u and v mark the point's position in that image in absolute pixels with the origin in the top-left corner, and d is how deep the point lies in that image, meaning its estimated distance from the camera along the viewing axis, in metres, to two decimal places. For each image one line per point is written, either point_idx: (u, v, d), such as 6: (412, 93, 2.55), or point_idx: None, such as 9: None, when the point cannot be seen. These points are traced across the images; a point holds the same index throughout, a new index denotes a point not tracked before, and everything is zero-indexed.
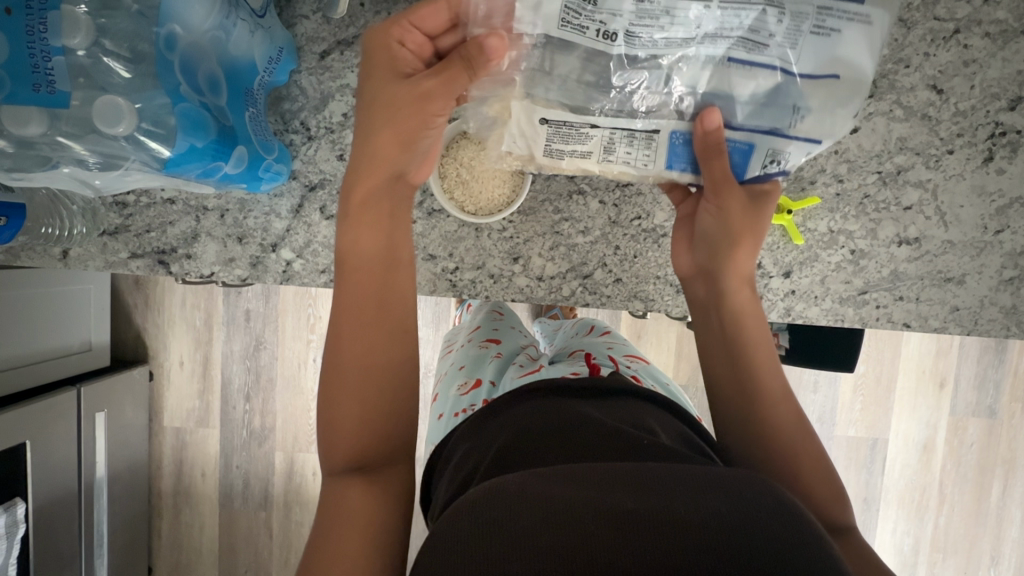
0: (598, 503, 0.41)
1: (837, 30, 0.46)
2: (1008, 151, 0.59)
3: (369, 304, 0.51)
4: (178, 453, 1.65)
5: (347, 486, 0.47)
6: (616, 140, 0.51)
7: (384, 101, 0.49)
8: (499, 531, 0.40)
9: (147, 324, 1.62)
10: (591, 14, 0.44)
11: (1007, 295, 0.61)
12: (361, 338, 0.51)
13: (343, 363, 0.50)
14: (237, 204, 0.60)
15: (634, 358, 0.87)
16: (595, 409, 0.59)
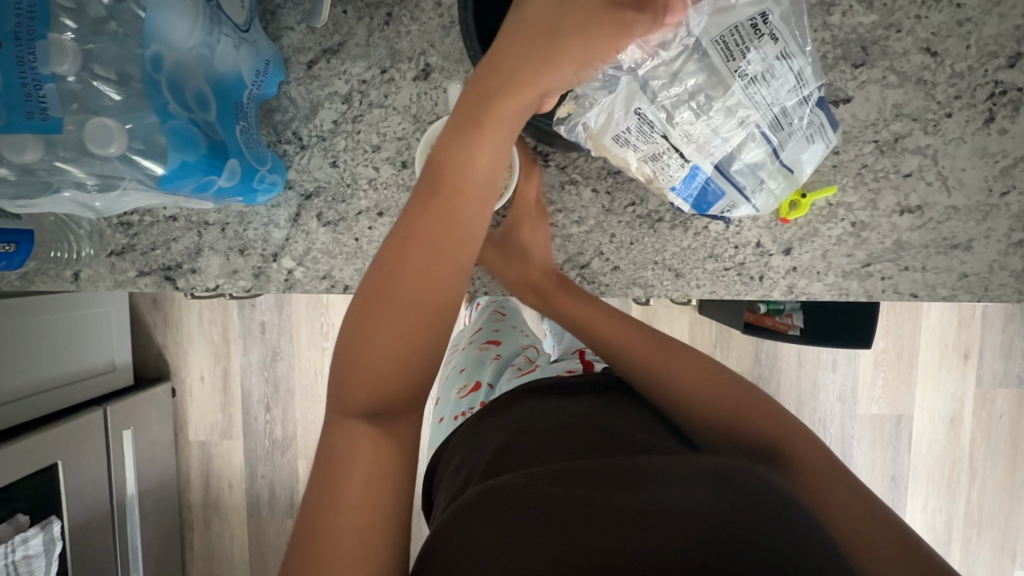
0: (593, 499, 0.41)
1: (817, 141, 0.54)
2: (1010, 110, 0.58)
3: (452, 236, 0.45)
4: (205, 465, 1.69)
5: (356, 437, 0.44)
6: (668, 153, 0.53)
7: (529, 46, 0.45)
8: (499, 534, 0.39)
9: (167, 342, 1.66)
10: (743, 48, 0.49)
11: (1018, 258, 0.59)
12: (406, 299, 0.43)
13: (378, 314, 0.43)
14: (237, 217, 0.61)
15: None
16: (588, 402, 0.59)
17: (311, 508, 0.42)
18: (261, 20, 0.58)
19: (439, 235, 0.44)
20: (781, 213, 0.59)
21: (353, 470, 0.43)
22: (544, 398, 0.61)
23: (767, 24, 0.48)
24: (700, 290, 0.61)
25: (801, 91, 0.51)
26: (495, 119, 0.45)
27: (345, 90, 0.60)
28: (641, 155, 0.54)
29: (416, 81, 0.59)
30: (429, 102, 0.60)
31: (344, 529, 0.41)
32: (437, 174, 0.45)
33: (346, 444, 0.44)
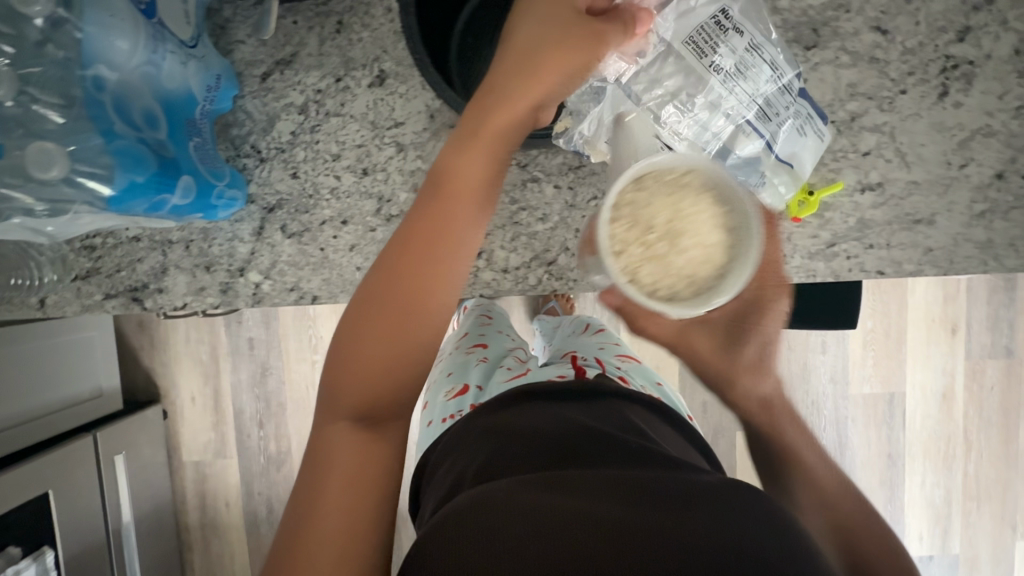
0: (592, 511, 0.41)
1: (809, 134, 0.54)
2: (964, 83, 0.58)
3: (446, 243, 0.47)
4: (201, 486, 1.68)
5: (344, 435, 0.47)
6: (662, 152, 0.54)
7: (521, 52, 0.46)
8: (493, 539, 0.40)
9: (155, 364, 1.65)
10: (713, 44, 0.50)
11: (982, 229, 0.60)
12: (398, 307, 0.46)
13: (371, 319, 0.46)
14: (201, 233, 0.61)
15: (625, 358, 0.89)
16: (585, 415, 0.60)
17: (297, 497, 0.46)
18: (212, 35, 0.58)
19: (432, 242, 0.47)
20: (792, 213, 0.58)
21: (336, 469, 0.45)
22: (536, 408, 0.62)
23: (729, 20, 0.50)
24: None
25: (780, 80, 0.52)
26: (493, 132, 0.47)
27: (301, 101, 0.60)
28: None
29: (372, 87, 0.59)
30: (385, 108, 0.60)
31: (328, 528, 0.43)
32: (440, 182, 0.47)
33: (338, 438, 0.46)
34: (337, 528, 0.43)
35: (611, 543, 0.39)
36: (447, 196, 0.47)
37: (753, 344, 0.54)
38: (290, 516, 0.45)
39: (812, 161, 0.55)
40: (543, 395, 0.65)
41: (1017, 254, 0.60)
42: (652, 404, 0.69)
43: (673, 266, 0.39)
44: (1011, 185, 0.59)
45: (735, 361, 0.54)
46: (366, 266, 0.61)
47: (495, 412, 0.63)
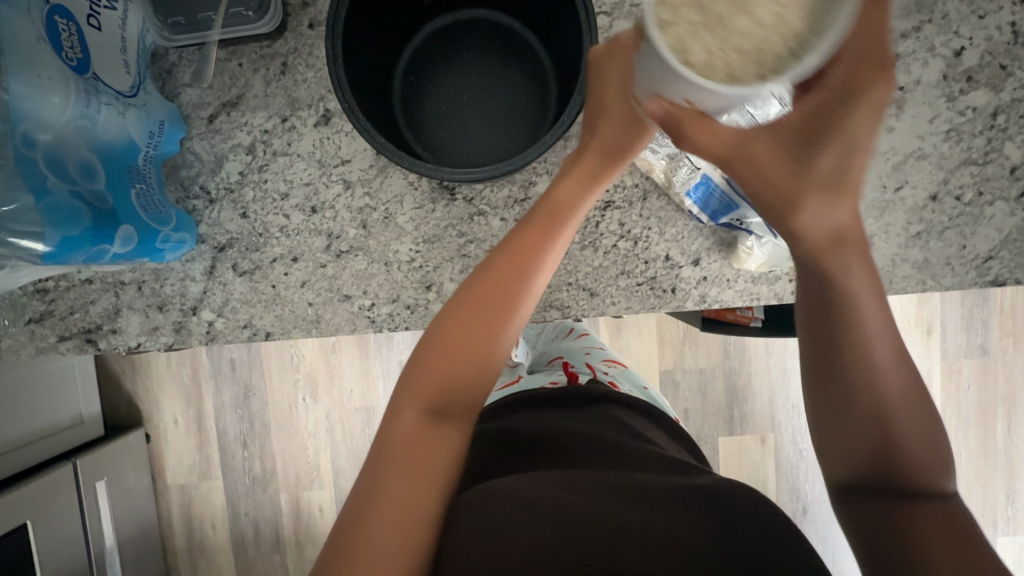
0: (603, 512, 0.50)
1: None
2: (895, 108, 0.60)
3: (525, 296, 0.52)
4: (187, 508, 1.68)
5: (423, 430, 0.50)
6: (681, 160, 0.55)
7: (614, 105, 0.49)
8: (503, 529, 0.48)
9: (137, 388, 1.64)
10: None
11: (919, 249, 0.61)
12: (484, 321, 0.51)
13: (457, 327, 0.51)
14: (152, 274, 0.62)
15: (612, 363, 0.89)
16: (583, 418, 0.66)
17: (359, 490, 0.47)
18: (158, 80, 0.59)
19: (510, 293, 0.52)
20: None
21: (398, 462, 0.48)
22: (527, 408, 0.69)
23: None
24: (615, 307, 0.62)
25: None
26: (577, 205, 0.53)
27: (248, 141, 0.61)
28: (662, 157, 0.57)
29: (318, 126, 0.60)
30: (332, 146, 0.60)
31: (383, 522, 0.45)
32: (523, 239, 0.52)
33: (411, 433, 0.49)
34: (397, 517, 0.46)
35: (616, 539, 0.48)
36: (531, 257, 0.52)
37: (835, 147, 0.34)
38: (350, 498, 0.48)
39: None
40: (540, 399, 0.70)
41: (953, 272, 0.61)
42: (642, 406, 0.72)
43: (731, 39, 0.30)
44: (944, 206, 0.60)
45: (808, 171, 0.34)
46: (317, 301, 0.62)
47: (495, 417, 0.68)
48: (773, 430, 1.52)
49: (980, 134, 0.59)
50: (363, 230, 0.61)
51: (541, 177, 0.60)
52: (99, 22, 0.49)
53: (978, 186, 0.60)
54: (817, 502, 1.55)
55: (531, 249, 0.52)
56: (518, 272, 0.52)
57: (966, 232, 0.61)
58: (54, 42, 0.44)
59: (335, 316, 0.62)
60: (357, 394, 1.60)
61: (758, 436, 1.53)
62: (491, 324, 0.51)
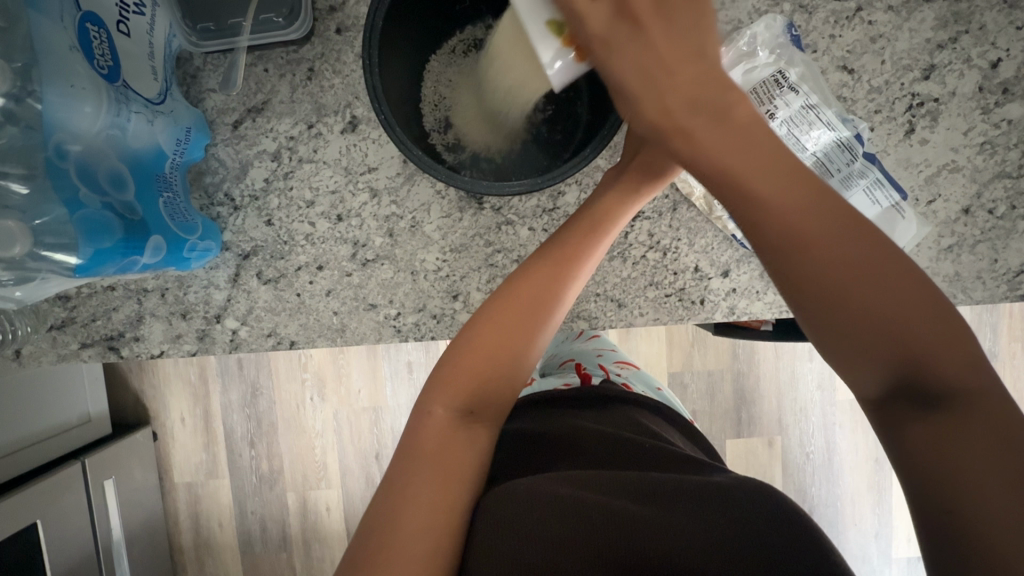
0: (622, 511, 0.45)
1: (877, 202, 0.58)
2: (929, 120, 0.59)
3: (559, 303, 0.52)
4: (193, 506, 1.68)
5: (455, 430, 0.48)
6: None
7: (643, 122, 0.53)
8: (514, 526, 0.44)
9: (144, 386, 1.64)
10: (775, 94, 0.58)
11: (949, 263, 0.61)
12: (517, 321, 0.51)
13: (485, 322, 0.51)
14: (176, 281, 0.61)
15: (624, 364, 0.89)
16: (596, 420, 0.64)
17: (386, 492, 0.45)
18: (182, 85, 0.58)
19: (542, 298, 0.51)
20: None
21: (427, 463, 0.46)
22: (542, 412, 0.66)
23: (787, 80, 0.58)
24: (643, 319, 0.62)
25: (838, 141, 0.58)
26: (614, 217, 0.54)
27: (274, 147, 0.60)
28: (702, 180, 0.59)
29: (345, 133, 0.59)
30: (359, 153, 0.60)
31: (409, 530, 0.43)
32: (560, 248, 0.52)
33: (441, 437, 0.47)
34: (424, 525, 0.43)
35: (634, 535, 0.44)
36: (574, 258, 0.52)
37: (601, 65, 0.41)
38: (373, 505, 0.45)
39: (911, 236, 0.59)
40: (553, 400, 0.68)
41: (984, 286, 0.61)
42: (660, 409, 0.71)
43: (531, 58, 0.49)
44: (977, 220, 0.60)
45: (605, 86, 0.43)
46: (343, 310, 0.61)
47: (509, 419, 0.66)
48: (782, 433, 1.52)
49: (1014, 147, 0.59)
50: (390, 238, 0.61)
51: (571, 187, 0.60)
52: (128, 27, 0.48)
53: (1011, 199, 0.60)
54: (823, 505, 1.55)
55: (568, 257, 0.52)
56: (552, 275, 0.51)
57: (998, 246, 0.60)
58: (86, 51, 0.43)
59: (360, 325, 0.62)
60: (365, 394, 1.60)
61: (767, 439, 1.53)
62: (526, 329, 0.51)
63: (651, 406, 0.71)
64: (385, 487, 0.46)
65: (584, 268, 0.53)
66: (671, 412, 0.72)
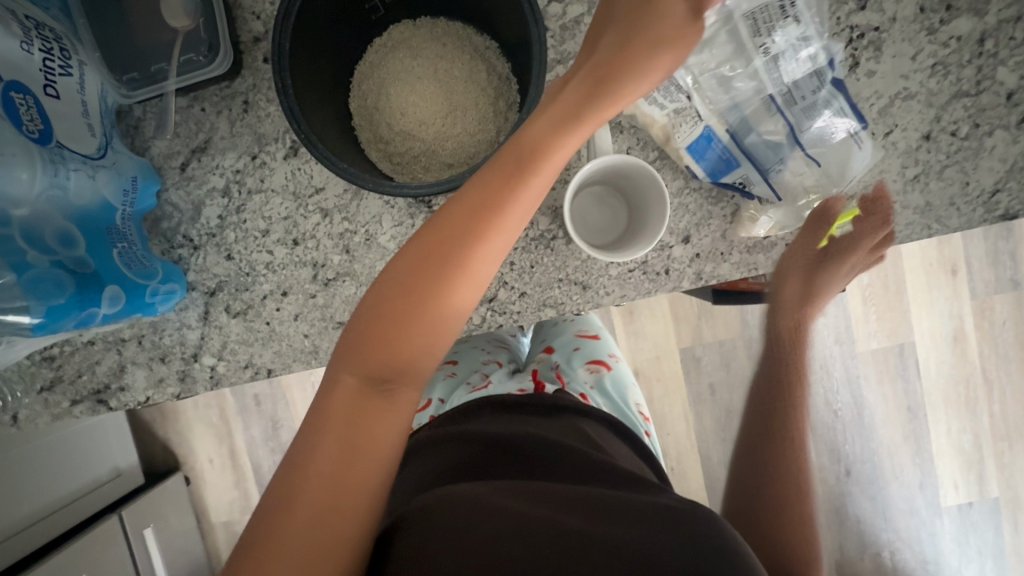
0: (577, 532, 0.46)
1: (837, 133, 0.56)
2: (872, 50, 0.57)
3: (473, 256, 0.46)
4: (233, 543, 1.71)
5: (367, 401, 0.44)
6: (686, 116, 0.56)
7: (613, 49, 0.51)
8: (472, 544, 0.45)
9: (170, 434, 1.68)
10: (769, 19, 0.51)
11: (918, 193, 0.58)
12: (431, 277, 0.45)
13: (400, 276, 0.46)
14: (150, 327, 0.62)
15: (595, 366, 0.87)
16: (552, 431, 0.64)
17: (297, 458, 0.43)
18: (126, 136, 0.60)
19: (453, 256, 0.45)
20: None
21: (336, 436, 0.43)
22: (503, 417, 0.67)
23: (792, 6, 0.51)
24: (611, 297, 0.61)
25: (809, 69, 0.53)
26: (546, 150, 0.47)
27: (223, 183, 0.61)
28: (666, 113, 0.56)
29: (288, 158, 0.60)
30: (305, 176, 0.60)
31: (309, 512, 0.42)
32: (479, 194, 0.46)
33: (350, 405, 0.44)
34: (325, 508, 0.42)
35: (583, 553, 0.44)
36: (494, 204, 0.46)
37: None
38: (276, 479, 0.44)
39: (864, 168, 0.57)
40: (515, 405, 0.70)
41: (959, 212, 0.58)
42: (610, 420, 0.69)
43: (456, 76, 0.56)
44: (939, 144, 0.57)
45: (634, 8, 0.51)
46: (312, 332, 0.62)
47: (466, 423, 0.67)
48: None
49: (968, 64, 0.56)
50: (347, 254, 0.61)
51: None
52: (57, 90, 0.49)
53: (973, 118, 0.57)
54: None
55: (487, 203, 0.46)
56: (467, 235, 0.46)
57: (968, 168, 0.58)
58: (13, 117, 0.44)
59: (331, 344, 0.62)
60: None
61: None
62: (443, 289, 0.45)
63: (600, 416, 0.69)
64: (290, 460, 0.44)
65: (506, 228, 0.46)
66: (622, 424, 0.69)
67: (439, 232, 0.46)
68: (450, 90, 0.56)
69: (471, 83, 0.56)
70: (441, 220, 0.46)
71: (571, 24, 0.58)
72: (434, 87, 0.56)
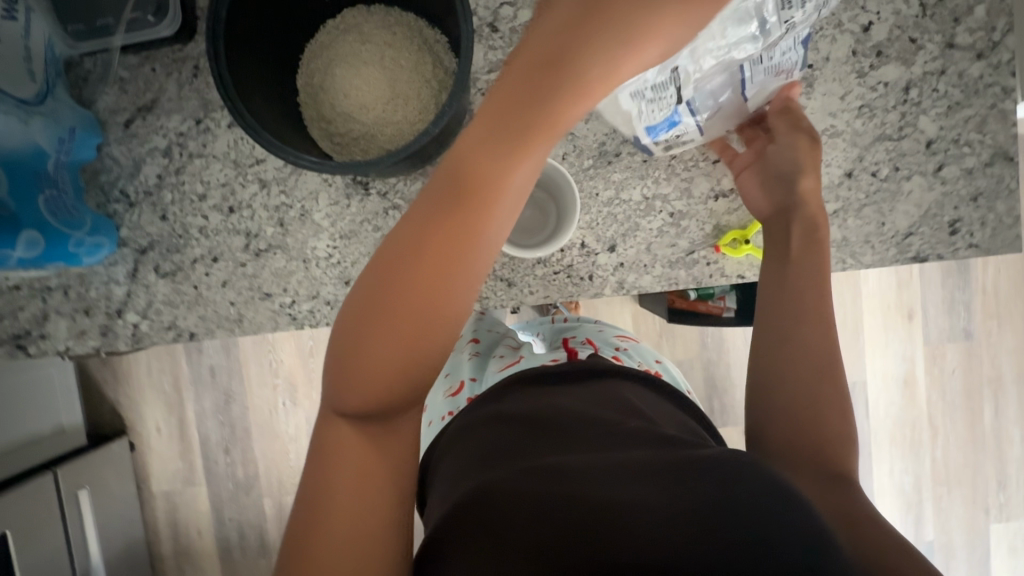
0: (615, 500, 0.38)
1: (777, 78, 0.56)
2: (805, 87, 0.59)
3: (463, 251, 0.37)
4: (172, 514, 1.61)
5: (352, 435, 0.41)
6: (661, 98, 0.53)
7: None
8: (493, 536, 0.38)
9: (120, 397, 1.58)
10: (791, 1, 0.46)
11: (837, 228, 0.61)
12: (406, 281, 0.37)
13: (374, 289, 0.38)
14: (78, 279, 0.63)
15: (624, 338, 0.85)
16: (586, 401, 0.58)
17: (302, 507, 0.41)
18: (74, 88, 0.61)
19: (440, 255, 0.37)
20: (723, 248, 0.60)
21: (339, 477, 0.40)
22: (530, 394, 0.61)
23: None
24: (533, 296, 0.62)
25: (799, 35, 0.51)
26: (528, 106, 0.35)
27: (165, 144, 0.61)
28: (641, 97, 0.52)
29: (232, 127, 0.61)
30: (246, 146, 0.61)
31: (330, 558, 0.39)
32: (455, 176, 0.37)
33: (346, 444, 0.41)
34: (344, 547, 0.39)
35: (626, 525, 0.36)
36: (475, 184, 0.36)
37: None
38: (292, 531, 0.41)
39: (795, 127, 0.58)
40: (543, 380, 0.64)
41: (873, 250, 0.61)
42: (651, 379, 0.65)
43: (403, 66, 0.57)
44: (860, 183, 0.60)
45: None
46: (239, 301, 0.63)
47: (493, 404, 0.61)
48: None
49: (892, 109, 0.59)
50: (281, 228, 0.62)
51: None
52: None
53: (894, 161, 0.59)
54: None
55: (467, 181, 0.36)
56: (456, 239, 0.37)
57: (885, 209, 0.60)
58: None
59: (256, 315, 0.63)
60: None
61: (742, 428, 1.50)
62: (438, 308, 0.38)
63: (638, 375, 0.65)
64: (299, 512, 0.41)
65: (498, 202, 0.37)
66: (657, 379, 0.66)
67: (413, 229, 0.38)
68: (395, 79, 0.57)
69: (416, 74, 0.57)
70: (420, 223, 0.37)
71: (520, 28, 0.60)
72: (379, 73, 0.57)
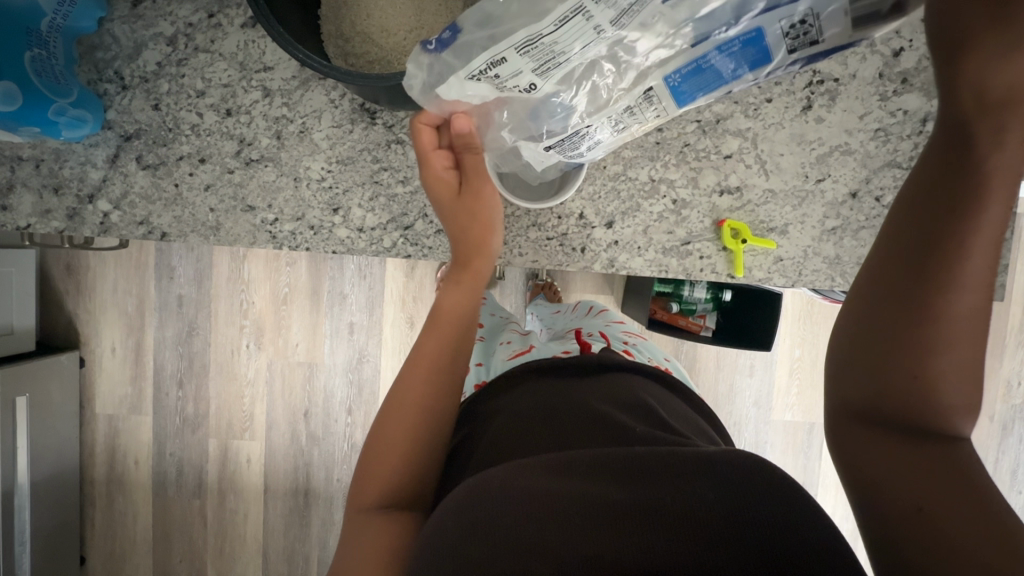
0: (597, 496, 0.42)
1: None
2: (827, 99, 0.59)
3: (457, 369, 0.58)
4: (112, 440, 1.52)
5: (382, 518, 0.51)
6: (620, 117, 0.48)
7: (451, 213, 0.57)
8: (489, 529, 0.41)
9: (80, 310, 1.49)
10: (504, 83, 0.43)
11: (831, 245, 0.61)
12: (403, 411, 0.54)
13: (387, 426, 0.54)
14: (53, 154, 0.59)
15: (632, 334, 0.84)
16: (591, 391, 0.59)
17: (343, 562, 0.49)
18: None
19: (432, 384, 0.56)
20: (723, 236, 0.59)
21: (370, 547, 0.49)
22: (541, 378, 0.61)
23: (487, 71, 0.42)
24: (522, 259, 0.62)
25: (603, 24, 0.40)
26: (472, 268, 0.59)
27: (171, 32, 0.59)
28: (612, 129, 0.50)
29: (244, 28, 0.58)
30: (256, 50, 0.59)
31: None
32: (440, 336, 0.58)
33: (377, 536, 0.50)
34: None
35: (608, 524, 0.41)
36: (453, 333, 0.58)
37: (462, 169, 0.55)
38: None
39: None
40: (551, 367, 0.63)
41: None
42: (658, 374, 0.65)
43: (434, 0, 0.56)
44: (863, 205, 0.60)
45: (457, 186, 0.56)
46: (219, 208, 0.60)
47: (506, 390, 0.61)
48: None
49: (907, 138, 0.59)
50: (277, 140, 0.60)
51: None
52: None
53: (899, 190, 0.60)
54: None
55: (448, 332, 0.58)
56: (452, 341, 0.58)
57: None
58: None
59: (235, 226, 0.61)
60: (302, 348, 1.45)
61: None
62: (426, 425, 0.54)
63: (650, 372, 0.65)
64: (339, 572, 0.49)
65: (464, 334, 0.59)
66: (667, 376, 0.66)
67: (412, 386, 0.56)
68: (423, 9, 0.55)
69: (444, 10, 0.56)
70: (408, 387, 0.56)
71: None
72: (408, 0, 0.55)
